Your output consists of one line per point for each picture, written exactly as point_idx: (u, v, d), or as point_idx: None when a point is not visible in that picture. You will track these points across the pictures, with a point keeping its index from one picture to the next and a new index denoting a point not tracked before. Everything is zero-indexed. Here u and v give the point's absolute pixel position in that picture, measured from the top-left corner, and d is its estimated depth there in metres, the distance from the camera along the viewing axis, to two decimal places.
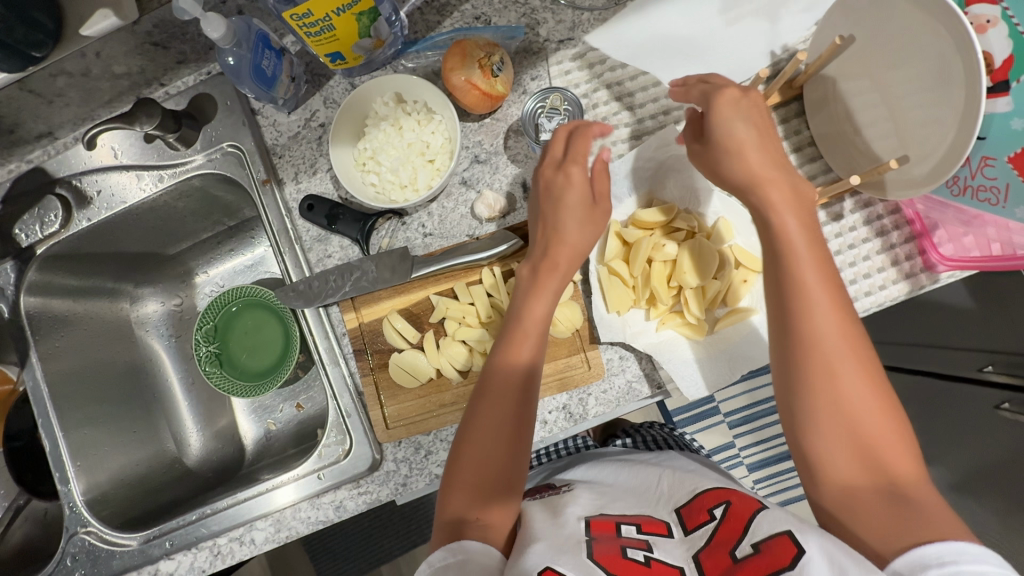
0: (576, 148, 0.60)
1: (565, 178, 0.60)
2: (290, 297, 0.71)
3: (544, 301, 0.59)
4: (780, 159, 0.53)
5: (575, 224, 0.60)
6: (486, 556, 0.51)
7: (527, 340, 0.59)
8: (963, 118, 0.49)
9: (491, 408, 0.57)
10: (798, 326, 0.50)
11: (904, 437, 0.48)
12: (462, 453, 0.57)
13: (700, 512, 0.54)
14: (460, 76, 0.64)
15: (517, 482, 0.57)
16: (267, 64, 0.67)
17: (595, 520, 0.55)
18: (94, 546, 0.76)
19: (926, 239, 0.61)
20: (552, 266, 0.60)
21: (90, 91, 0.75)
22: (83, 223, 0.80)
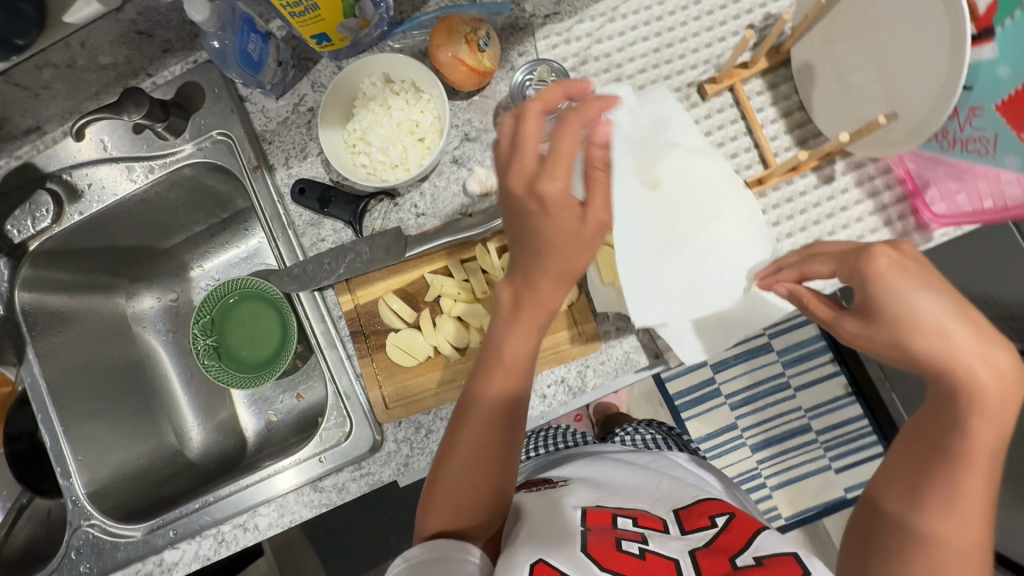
0: (563, 150, 0.44)
1: (542, 202, 0.45)
2: (284, 281, 0.71)
3: (528, 337, 0.51)
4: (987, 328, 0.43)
5: (557, 257, 0.47)
6: (469, 556, 0.52)
7: (511, 375, 0.52)
8: (943, 81, 0.50)
9: (475, 448, 0.53)
10: (940, 458, 0.44)
11: None
12: (440, 479, 0.54)
13: (700, 517, 0.56)
14: (447, 52, 0.64)
15: (501, 500, 0.55)
16: (253, 47, 0.66)
17: (591, 511, 0.57)
18: (98, 538, 0.77)
19: (918, 199, 0.61)
20: (533, 296, 0.49)
21: (77, 83, 0.74)
22: (75, 217, 0.80)
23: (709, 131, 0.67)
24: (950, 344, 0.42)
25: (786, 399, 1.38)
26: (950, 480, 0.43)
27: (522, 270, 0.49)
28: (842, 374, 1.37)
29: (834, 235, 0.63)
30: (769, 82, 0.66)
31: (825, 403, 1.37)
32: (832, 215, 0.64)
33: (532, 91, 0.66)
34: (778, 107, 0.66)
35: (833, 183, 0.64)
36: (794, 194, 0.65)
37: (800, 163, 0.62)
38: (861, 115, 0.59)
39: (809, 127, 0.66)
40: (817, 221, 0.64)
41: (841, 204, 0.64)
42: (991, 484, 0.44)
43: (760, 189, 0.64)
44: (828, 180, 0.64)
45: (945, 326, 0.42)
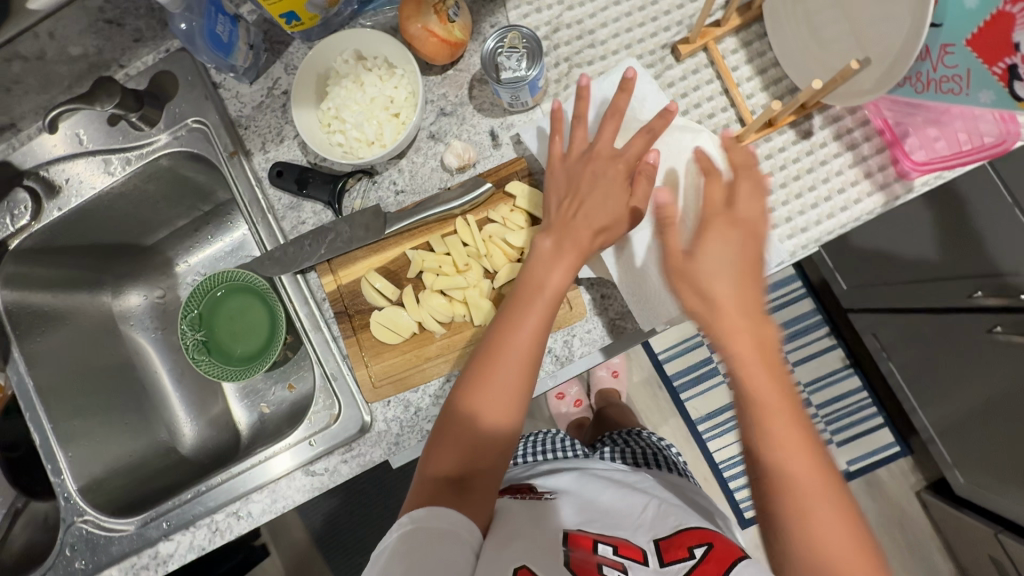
0: (631, 148, 0.61)
1: (611, 172, 0.61)
2: (266, 265, 0.71)
3: (562, 272, 0.59)
4: (744, 275, 0.51)
5: (606, 213, 0.60)
6: (466, 529, 0.53)
7: (539, 309, 0.58)
8: (910, 28, 0.52)
9: (485, 393, 0.58)
10: (755, 413, 0.50)
11: (845, 513, 0.48)
12: (453, 416, 0.58)
13: (679, 548, 0.56)
14: (416, 25, 0.63)
15: (509, 437, 0.59)
16: (222, 29, 0.66)
17: (574, 534, 0.58)
18: (91, 534, 0.77)
19: (898, 148, 0.61)
20: (574, 243, 0.59)
21: (48, 76, 0.74)
22: (54, 213, 0.80)
23: (684, 93, 0.66)
24: (720, 314, 0.50)
25: None
26: (775, 435, 0.49)
27: (567, 220, 0.60)
28: (839, 347, 1.36)
29: (815, 190, 0.63)
30: (742, 40, 0.66)
31: (824, 375, 1.36)
32: (812, 170, 0.63)
33: (502, 57, 0.62)
34: (754, 64, 0.65)
35: (812, 138, 0.64)
36: (772, 150, 0.64)
37: (775, 118, 0.61)
38: (834, 65, 0.60)
39: (785, 82, 0.65)
40: (797, 177, 0.64)
41: (821, 158, 0.63)
42: (806, 429, 0.50)
43: (739, 147, 0.64)
44: (806, 135, 0.64)
45: (720, 297, 0.51)
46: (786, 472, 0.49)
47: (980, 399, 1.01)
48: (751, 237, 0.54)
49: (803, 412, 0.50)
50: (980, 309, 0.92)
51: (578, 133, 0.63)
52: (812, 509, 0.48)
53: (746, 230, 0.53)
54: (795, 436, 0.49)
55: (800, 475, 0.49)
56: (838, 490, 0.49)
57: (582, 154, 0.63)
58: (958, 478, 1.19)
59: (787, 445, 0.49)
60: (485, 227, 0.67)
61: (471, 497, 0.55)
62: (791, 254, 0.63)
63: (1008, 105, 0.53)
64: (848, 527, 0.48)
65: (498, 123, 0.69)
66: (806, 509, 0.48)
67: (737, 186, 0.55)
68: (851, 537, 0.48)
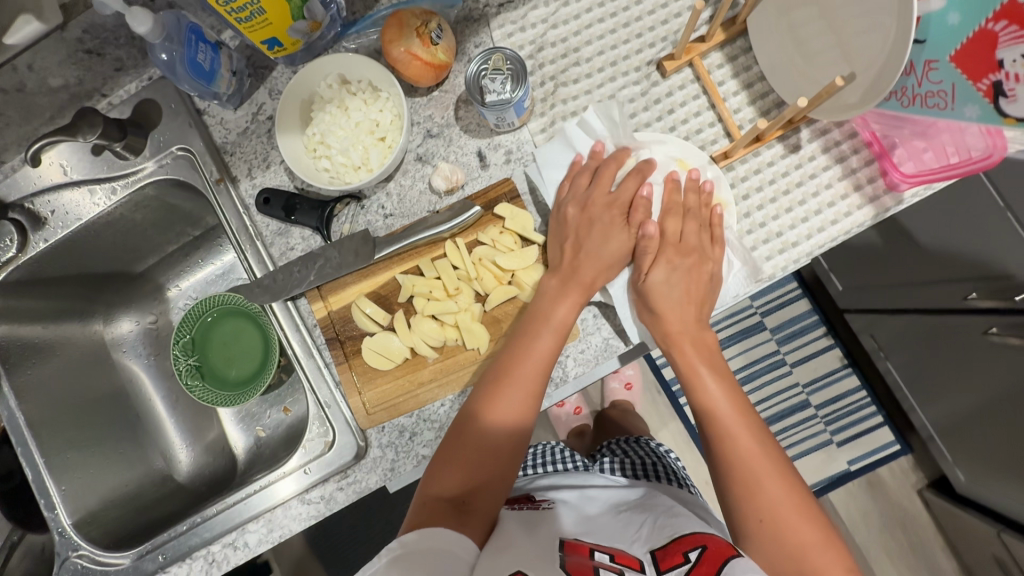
0: (625, 191, 0.65)
1: (608, 219, 0.64)
2: (256, 293, 0.70)
3: (569, 307, 0.61)
4: (693, 292, 0.62)
5: (608, 254, 0.63)
6: (463, 548, 0.52)
7: (545, 338, 0.61)
8: (893, 45, 0.52)
9: (491, 416, 0.59)
10: (702, 406, 0.61)
11: (795, 487, 0.56)
12: (456, 439, 0.59)
13: (675, 555, 0.53)
14: (399, 48, 0.62)
15: (512, 464, 0.60)
16: (203, 57, 0.65)
17: (570, 543, 0.57)
18: (87, 568, 0.76)
19: (886, 160, 0.61)
20: (577, 281, 0.62)
21: (30, 107, 0.73)
22: (40, 245, 0.79)
23: (670, 109, 0.66)
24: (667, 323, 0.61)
25: (783, 376, 1.37)
26: (724, 424, 0.59)
27: (568, 261, 0.63)
28: (836, 347, 1.36)
29: (805, 204, 0.63)
30: (727, 54, 0.65)
31: (822, 376, 1.36)
32: (802, 183, 0.63)
33: (487, 81, 0.62)
34: (739, 78, 0.65)
35: (800, 152, 0.63)
36: (761, 165, 0.64)
37: (763, 133, 0.61)
38: (820, 79, 0.60)
39: (771, 96, 0.65)
40: (786, 191, 0.63)
41: (810, 172, 0.63)
42: (750, 418, 0.59)
43: (727, 164, 0.63)
44: (794, 149, 0.64)
45: (666, 312, 0.61)
46: (732, 452, 0.58)
47: (978, 400, 1.01)
48: (698, 264, 0.62)
49: (746, 404, 0.60)
50: (974, 312, 0.92)
51: (580, 179, 0.65)
52: (761, 484, 0.56)
53: (700, 259, 0.62)
54: (739, 424, 0.59)
55: (749, 456, 0.57)
56: (785, 468, 0.57)
57: (578, 196, 0.65)
58: (958, 476, 1.20)
59: (735, 430, 0.58)
60: (475, 249, 0.67)
61: (470, 520, 0.55)
62: (781, 270, 0.62)
63: (994, 121, 0.52)
64: (792, 490, 0.56)
65: (485, 143, 0.68)
66: (754, 480, 0.56)
67: (687, 223, 0.63)
68: (795, 499, 0.55)
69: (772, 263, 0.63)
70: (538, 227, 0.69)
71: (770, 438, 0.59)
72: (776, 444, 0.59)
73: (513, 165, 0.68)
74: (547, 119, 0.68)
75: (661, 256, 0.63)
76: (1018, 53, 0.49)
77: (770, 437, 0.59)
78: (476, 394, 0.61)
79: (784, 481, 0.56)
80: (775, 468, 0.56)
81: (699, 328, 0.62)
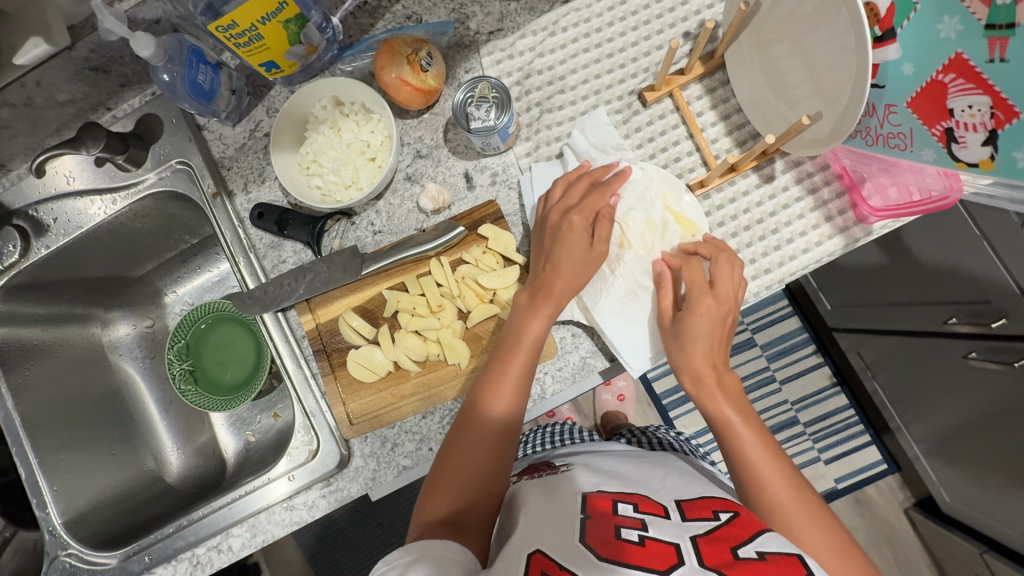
0: (587, 201, 0.64)
1: (569, 226, 0.63)
2: (246, 304, 0.72)
3: (540, 321, 0.62)
4: (721, 330, 0.61)
5: (571, 261, 0.63)
6: (451, 549, 0.50)
7: (519, 355, 0.61)
8: (853, 88, 0.54)
9: (475, 440, 0.59)
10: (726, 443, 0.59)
11: (824, 520, 0.54)
12: (451, 462, 0.58)
13: (703, 509, 0.53)
14: (391, 73, 0.65)
15: (496, 481, 0.59)
16: (203, 78, 0.68)
17: (592, 498, 0.55)
18: (75, 567, 0.78)
19: (856, 192, 0.63)
20: (548, 294, 0.63)
21: (37, 120, 0.77)
22: (42, 251, 0.82)
23: (651, 137, 0.69)
24: (691, 354, 0.61)
25: (772, 393, 1.38)
26: (748, 458, 0.57)
27: (540, 275, 0.64)
28: (825, 365, 1.38)
29: (778, 233, 0.65)
30: (706, 87, 0.69)
31: (811, 394, 1.37)
32: (775, 213, 0.65)
33: (473, 108, 0.64)
34: (718, 109, 0.69)
35: (774, 182, 0.66)
36: (736, 194, 0.66)
37: (737, 163, 0.64)
38: (790, 115, 0.63)
39: (747, 128, 0.68)
40: (759, 220, 0.66)
41: (783, 203, 0.65)
42: (775, 451, 0.57)
43: (703, 192, 0.65)
44: (769, 178, 0.66)
45: (691, 349, 0.60)
46: (763, 493, 0.55)
47: (957, 420, 1.03)
48: (729, 311, 0.61)
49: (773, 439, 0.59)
50: (955, 336, 0.94)
51: (557, 189, 0.66)
52: (789, 515, 0.54)
53: (728, 308, 0.61)
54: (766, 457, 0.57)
55: (775, 487, 0.55)
56: (813, 501, 0.55)
57: (545, 207, 0.66)
58: (943, 497, 1.21)
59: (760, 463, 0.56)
60: (458, 267, 0.70)
61: (464, 537, 0.54)
62: (754, 295, 0.65)
63: (948, 165, 0.57)
64: (825, 530, 0.53)
65: (473, 165, 0.71)
66: (783, 524, 0.54)
67: (717, 269, 0.62)
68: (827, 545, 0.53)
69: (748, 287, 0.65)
70: (519, 248, 0.71)
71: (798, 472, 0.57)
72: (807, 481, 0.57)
73: (499, 186, 0.71)
74: (532, 144, 0.71)
75: (700, 305, 0.60)
76: (966, 104, 0.54)
77: (797, 471, 0.57)
78: (463, 418, 0.61)
79: (813, 513, 0.54)
80: (802, 500, 0.55)
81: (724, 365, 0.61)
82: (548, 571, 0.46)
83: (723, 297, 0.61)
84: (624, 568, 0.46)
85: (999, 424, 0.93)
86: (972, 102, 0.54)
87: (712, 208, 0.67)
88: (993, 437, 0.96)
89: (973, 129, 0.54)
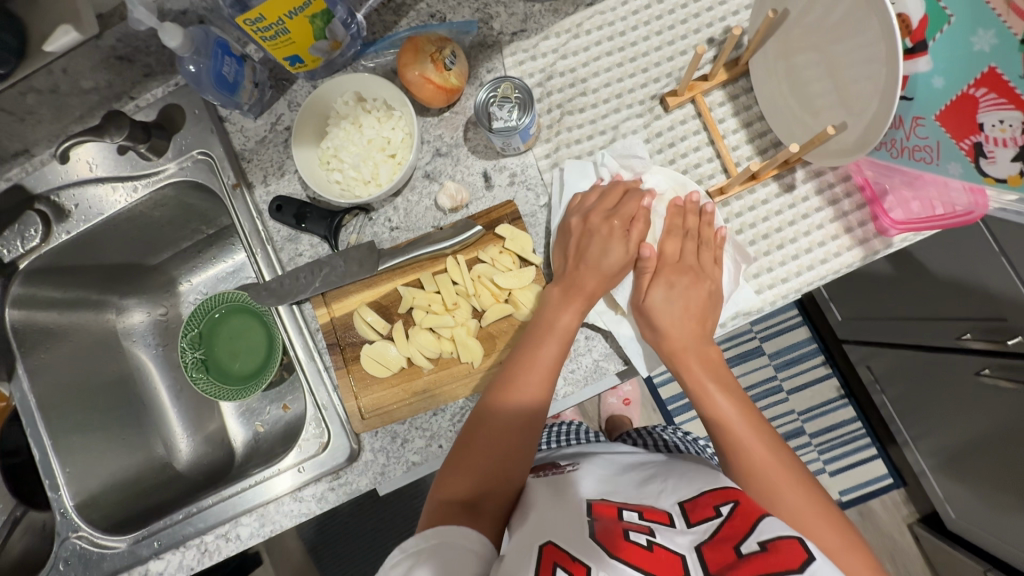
0: (625, 205, 0.66)
1: (607, 229, 0.65)
2: (262, 295, 0.72)
3: (572, 312, 0.63)
4: (698, 303, 0.63)
5: (609, 264, 0.64)
6: (470, 539, 0.51)
7: (551, 343, 0.62)
8: (880, 100, 0.54)
9: (500, 429, 0.60)
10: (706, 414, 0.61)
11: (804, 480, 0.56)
12: (470, 445, 0.59)
13: (705, 508, 0.52)
14: (414, 71, 0.65)
15: (515, 474, 0.59)
16: (228, 70, 0.69)
17: (597, 504, 0.55)
18: (85, 549, 0.78)
19: (877, 205, 0.63)
20: (580, 290, 0.63)
21: (62, 107, 0.77)
22: (62, 236, 0.83)
23: (671, 142, 0.69)
24: (671, 329, 0.62)
25: (779, 403, 1.37)
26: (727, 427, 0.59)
27: (573, 270, 0.65)
28: (834, 376, 1.37)
29: (796, 243, 0.65)
30: (729, 93, 0.69)
31: (818, 406, 1.37)
32: (794, 222, 0.65)
33: (495, 108, 0.64)
34: (740, 116, 0.69)
35: (794, 191, 0.66)
36: (755, 202, 0.66)
37: (759, 171, 0.63)
38: (814, 124, 0.62)
39: (769, 136, 0.68)
40: (777, 229, 0.65)
41: (803, 212, 0.65)
42: (750, 417, 0.60)
43: (722, 199, 0.66)
44: (789, 188, 0.66)
45: (670, 325, 0.62)
46: (747, 462, 0.57)
47: (968, 437, 1.02)
48: (696, 282, 0.63)
49: (750, 407, 0.61)
50: (969, 351, 0.93)
51: (593, 197, 0.67)
52: (773, 478, 0.56)
53: (699, 278, 0.63)
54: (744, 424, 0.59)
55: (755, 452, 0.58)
56: (791, 463, 0.57)
57: (580, 208, 0.67)
58: (949, 513, 1.20)
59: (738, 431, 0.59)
60: (476, 266, 0.70)
61: (480, 523, 0.54)
62: (770, 304, 0.65)
63: (975, 179, 0.57)
64: (809, 493, 0.55)
65: (492, 165, 0.71)
66: (771, 489, 0.56)
67: (686, 245, 0.65)
68: (815, 508, 0.54)
69: (762, 296, 0.65)
70: (536, 249, 0.71)
71: (776, 437, 0.59)
72: (786, 446, 0.59)
73: (517, 186, 0.71)
74: (551, 145, 0.71)
75: (663, 274, 0.64)
76: (997, 119, 0.55)
77: (775, 436, 0.60)
78: (484, 406, 0.62)
79: (794, 475, 0.56)
80: (781, 462, 0.57)
81: (702, 336, 0.63)
82: (560, 562, 0.47)
83: (693, 270, 0.64)
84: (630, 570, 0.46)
85: (1012, 442, 0.92)
86: (1002, 116, 0.54)
87: (732, 215, 0.67)
88: (1004, 456, 0.95)
89: (1003, 144, 0.54)
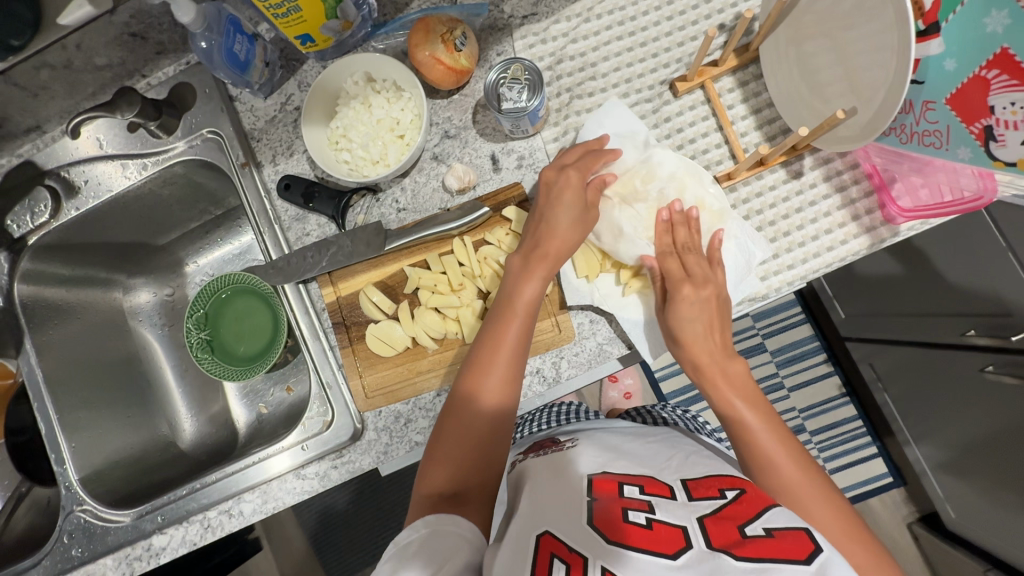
0: (578, 159, 0.65)
1: (564, 180, 0.64)
2: (269, 274, 0.73)
3: (532, 284, 0.62)
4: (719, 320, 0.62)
5: (566, 221, 0.63)
6: (462, 528, 0.51)
7: (514, 320, 0.62)
8: (891, 85, 0.54)
9: (468, 413, 0.60)
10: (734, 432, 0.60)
11: (834, 500, 0.55)
12: (443, 435, 0.59)
13: (709, 488, 0.53)
14: (425, 51, 0.65)
15: (493, 457, 0.59)
16: (240, 48, 0.69)
17: (597, 480, 0.55)
18: (89, 523, 0.79)
19: (885, 193, 0.63)
20: (541, 254, 0.63)
21: (74, 83, 0.78)
22: (71, 212, 0.83)
23: (679, 128, 0.69)
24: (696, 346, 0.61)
25: (780, 400, 1.37)
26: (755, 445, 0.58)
27: (534, 239, 0.64)
28: (836, 373, 1.37)
29: (804, 229, 0.65)
30: (739, 80, 0.69)
31: (820, 403, 1.37)
32: (802, 210, 0.66)
33: (505, 89, 0.64)
34: (749, 103, 0.69)
35: (802, 178, 0.66)
36: (763, 189, 0.66)
37: (766, 157, 0.63)
38: (823, 110, 0.62)
39: (778, 123, 0.68)
40: (784, 215, 0.66)
41: (810, 199, 0.66)
42: (780, 434, 0.58)
43: (730, 184, 0.66)
44: (797, 174, 0.66)
45: (692, 340, 0.61)
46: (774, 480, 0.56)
47: (970, 434, 1.02)
48: (714, 294, 0.62)
49: (779, 425, 0.59)
50: (974, 348, 0.92)
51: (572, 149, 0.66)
52: (800, 497, 0.55)
53: (715, 290, 0.62)
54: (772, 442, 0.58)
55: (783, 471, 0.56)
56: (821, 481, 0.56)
57: (557, 162, 0.66)
58: (949, 513, 1.20)
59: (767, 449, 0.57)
60: (481, 248, 0.71)
61: (466, 510, 0.54)
62: (775, 291, 0.65)
63: (985, 164, 0.56)
64: (836, 512, 0.54)
65: (500, 148, 0.71)
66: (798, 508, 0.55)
67: (685, 258, 0.63)
68: (843, 526, 0.53)
69: (767, 282, 0.65)
70: None
71: (806, 455, 0.58)
72: (815, 463, 0.57)
73: (525, 169, 0.71)
74: (560, 129, 0.71)
75: (681, 293, 0.61)
76: (1008, 101, 0.53)
77: (806, 454, 0.58)
78: (455, 392, 0.62)
79: (823, 495, 0.55)
80: (810, 482, 0.55)
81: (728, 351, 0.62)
82: (556, 553, 0.47)
83: (701, 277, 0.62)
84: (631, 552, 0.46)
85: (1013, 440, 0.92)
86: (1014, 99, 0.53)
87: (739, 201, 0.67)
88: (1005, 454, 0.95)
89: (1013, 127, 0.53)
